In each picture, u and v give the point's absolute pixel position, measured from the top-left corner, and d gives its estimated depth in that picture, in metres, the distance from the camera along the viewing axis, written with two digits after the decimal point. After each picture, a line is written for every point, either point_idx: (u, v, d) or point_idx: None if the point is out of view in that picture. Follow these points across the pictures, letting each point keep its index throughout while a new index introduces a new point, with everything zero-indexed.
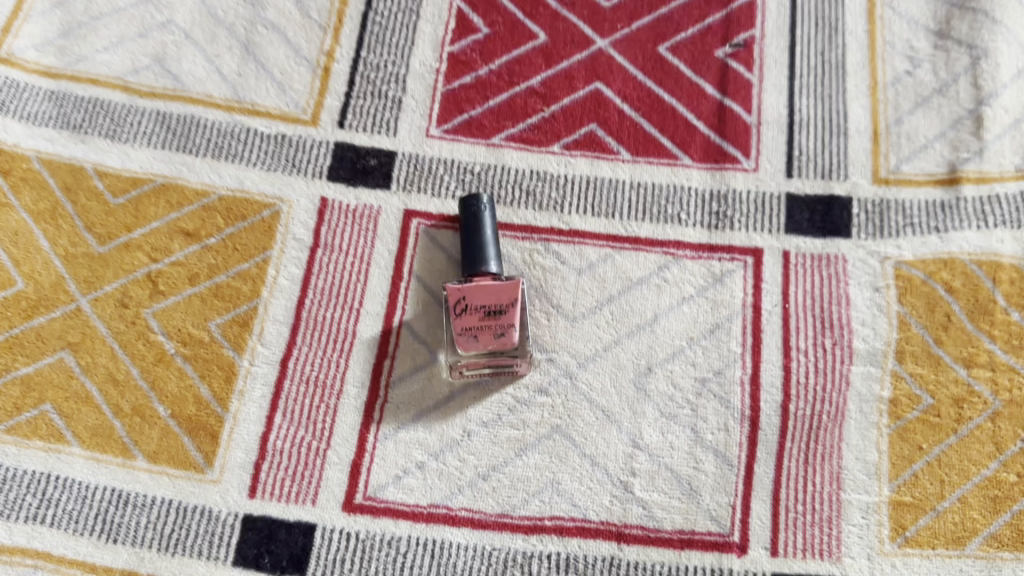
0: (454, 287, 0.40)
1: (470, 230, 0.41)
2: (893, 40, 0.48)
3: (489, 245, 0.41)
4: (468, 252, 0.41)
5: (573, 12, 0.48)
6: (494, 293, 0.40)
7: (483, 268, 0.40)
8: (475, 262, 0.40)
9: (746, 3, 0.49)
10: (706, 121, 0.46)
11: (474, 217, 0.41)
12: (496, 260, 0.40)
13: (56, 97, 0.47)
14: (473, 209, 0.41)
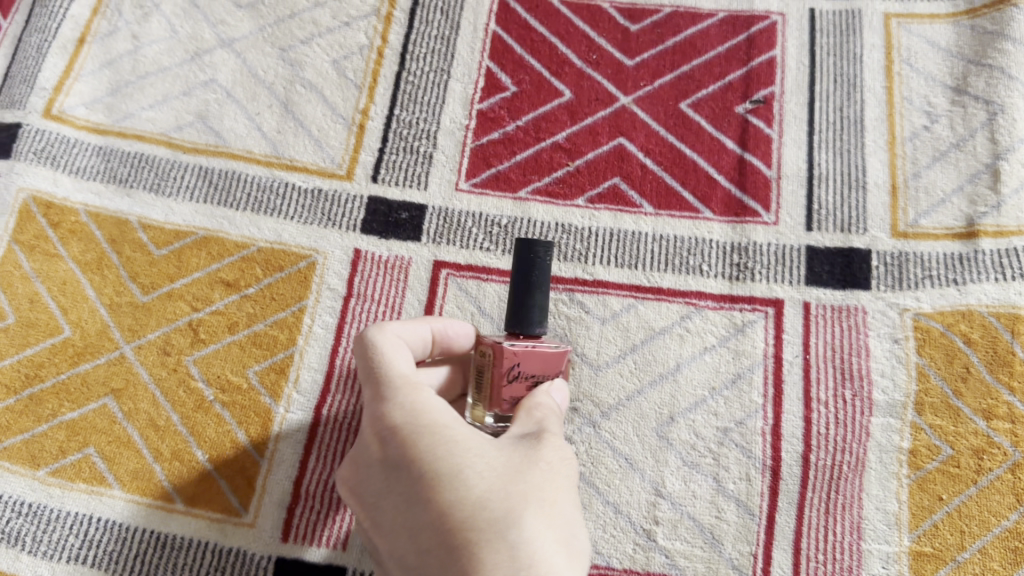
0: (510, 351, 0.35)
1: (523, 280, 0.35)
2: (910, 96, 0.49)
3: (541, 305, 0.35)
4: (517, 306, 0.35)
5: (597, 70, 0.50)
6: (547, 363, 0.36)
7: (530, 331, 0.35)
8: (523, 323, 0.35)
9: (766, 60, 0.50)
10: (726, 175, 0.48)
11: (532, 266, 0.35)
12: (544, 320, 0.36)
13: (103, 151, 0.49)
14: (532, 254, 0.35)
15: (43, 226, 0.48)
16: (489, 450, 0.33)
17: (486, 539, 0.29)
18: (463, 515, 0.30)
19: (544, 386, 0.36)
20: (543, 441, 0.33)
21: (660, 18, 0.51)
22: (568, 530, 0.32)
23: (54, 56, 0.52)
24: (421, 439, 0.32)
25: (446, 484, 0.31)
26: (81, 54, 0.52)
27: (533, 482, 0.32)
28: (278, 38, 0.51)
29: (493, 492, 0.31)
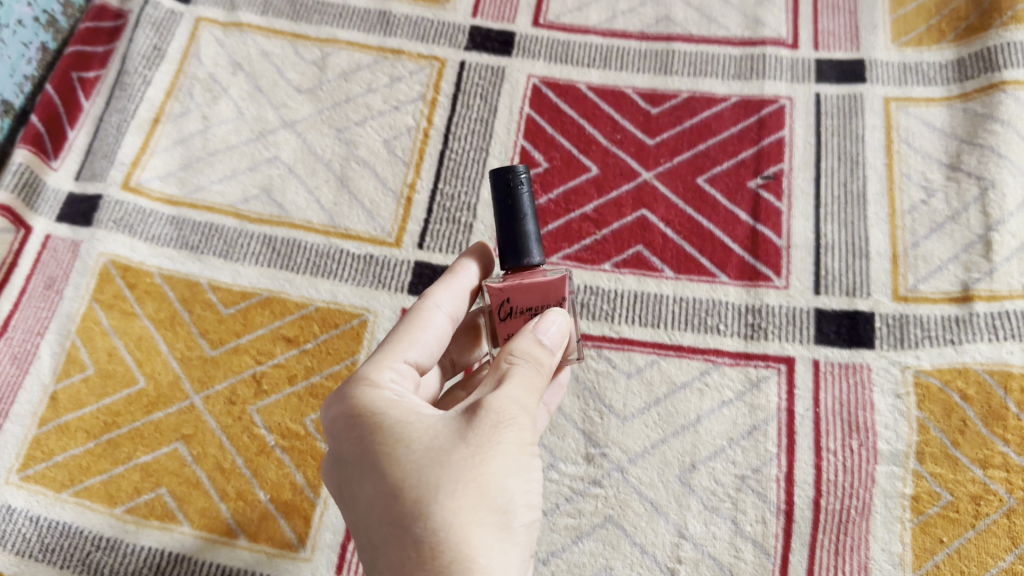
0: (501, 290, 0.39)
1: (506, 209, 0.37)
2: (909, 172, 0.54)
3: (530, 231, 0.37)
4: (509, 238, 0.37)
5: (622, 149, 0.56)
6: (540, 294, 0.39)
7: (527, 260, 0.38)
8: (519, 253, 0.37)
9: (776, 140, 0.56)
10: (741, 244, 0.52)
11: (510, 193, 0.37)
12: (538, 249, 0.38)
13: (177, 221, 0.55)
14: (507, 179, 0.37)
15: (121, 287, 0.53)
16: (421, 429, 0.34)
17: (401, 532, 0.32)
18: (383, 509, 0.32)
19: (523, 334, 0.37)
20: (479, 411, 0.34)
21: (678, 102, 0.58)
22: (498, 502, 0.32)
23: (132, 134, 0.59)
24: (354, 430, 0.35)
25: (369, 476, 0.33)
26: (155, 132, 0.59)
27: (451, 460, 0.32)
28: (334, 120, 0.57)
29: (408, 478, 0.32)
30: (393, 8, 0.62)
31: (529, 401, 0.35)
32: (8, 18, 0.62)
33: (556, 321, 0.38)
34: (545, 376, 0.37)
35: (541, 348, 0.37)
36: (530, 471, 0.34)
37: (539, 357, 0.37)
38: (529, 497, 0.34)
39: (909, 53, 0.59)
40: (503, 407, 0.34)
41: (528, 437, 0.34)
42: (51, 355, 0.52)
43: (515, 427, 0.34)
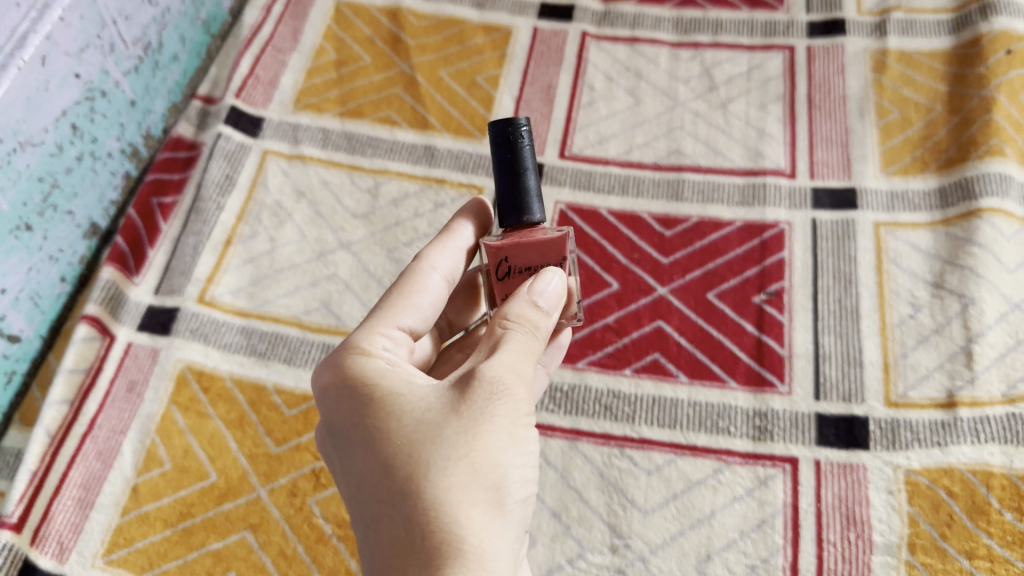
0: (506, 247, 0.45)
1: (508, 167, 0.44)
2: (897, 289, 0.61)
3: (529, 188, 0.44)
4: (513, 193, 0.44)
5: (639, 267, 0.64)
6: (538, 254, 0.46)
7: (528, 216, 0.44)
8: (521, 208, 0.44)
9: (777, 261, 0.63)
10: (748, 351, 0.59)
11: (511, 152, 0.43)
12: (537, 206, 0.44)
13: (246, 331, 0.63)
14: (509, 137, 0.43)
15: (195, 391, 0.61)
16: (416, 404, 0.39)
17: (397, 501, 0.37)
18: (381, 480, 0.38)
19: (519, 300, 0.43)
20: (470, 390, 0.39)
21: (689, 225, 0.66)
22: (488, 477, 0.38)
23: (206, 253, 0.67)
24: (353, 404, 0.40)
25: (368, 451, 0.39)
26: (228, 253, 0.67)
27: (443, 436, 0.37)
28: (386, 242, 0.67)
29: (403, 452, 0.38)
30: (437, 143, 0.72)
31: (522, 368, 0.41)
32: (100, 151, 0.71)
33: (551, 282, 0.44)
34: (536, 345, 0.42)
35: (533, 321, 0.42)
36: (520, 445, 0.39)
37: (529, 327, 0.42)
38: (518, 470, 0.39)
39: (897, 181, 0.66)
40: (492, 384, 0.39)
41: (519, 408, 0.39)
42: (132, 452, 0.58)
43: (506, 395, 0.39)
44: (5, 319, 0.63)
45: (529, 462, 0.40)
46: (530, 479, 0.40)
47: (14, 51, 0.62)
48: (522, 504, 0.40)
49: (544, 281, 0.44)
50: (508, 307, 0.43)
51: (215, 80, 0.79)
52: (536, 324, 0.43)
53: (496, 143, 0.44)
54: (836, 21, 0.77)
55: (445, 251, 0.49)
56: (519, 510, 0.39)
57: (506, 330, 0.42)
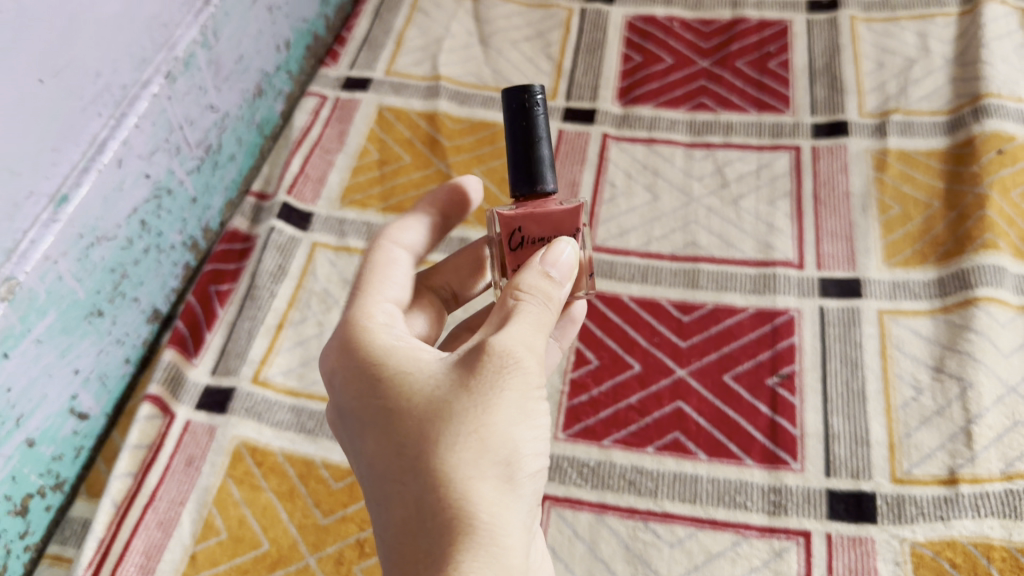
0: (521, 215, 0.50)
1: (525, 138, 0.48)
2: (901, 373, 0.65)
3: (543, 157, 0.48)
4: (527, 162, 0.48)
5: (660, 350, 0.70)
6: (549, 227, 0.51)
7: (541, 185, 0.48)
8: (535, 177, 0.48)
9: (788, 345, 0.68)
10: (762, 431, 0.64)
11: (526, 123, 0.47)
12: (550, 176, 0.49)
13: (296, 409, 0.69)
14: (524, 108, 0.47)
15: (250, 465, 0.66)
16: (425, 383, 0.42)
17: (408, 475, 0.40)
18: (394, 456, 0.41)
19: (531, 273, 0.46)
20: (476, 368, 0.42)
21: (706, 311, 0.72)
22: (498, 454, 0.40)
23: (260, 337, 0.73)
24: (366, 387, 0.44)
25: (381, 431, 0.42)
26: (279, 336, 0.74)
27: (451, 413, 0.40)
28: None
29: (413, 430, 0.41)
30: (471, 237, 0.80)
31: (532, 338, 0.44)
32: (165, 244, 0.78)
33: (562, 254, 0.47)
34: (548, 316, 0.45)
35: (542, 296, 0.45)
36: (528, 421, 0.42)
37: (538, 298, 0.45)
38: (528, 445, 0.42)
39: (898, 272, 0.72)
40: (500, 360, 0.42)
41: (527, 381, 0.42)
42: (190, 522, 0.63)
43: (515, 368, 0.42)
44: (76, 397, 0.69)
45: (539, 436, 0.42)
46: (540, 453, 0.43)
47: (95, 155, 0.69)
48: (532, 478, 0.42)
49: (556, 250, 0.48)
50: (521, 277, 0.46)
51: (267, 177, 0.87)
52: (547, 295, 0.46)
53: (511, 111, 0.48)
54: (839, 123, 0.84)
55: (403, 227, 0.55)
56: (530, 484, 0.42)
57: (517, 302, 0.45)
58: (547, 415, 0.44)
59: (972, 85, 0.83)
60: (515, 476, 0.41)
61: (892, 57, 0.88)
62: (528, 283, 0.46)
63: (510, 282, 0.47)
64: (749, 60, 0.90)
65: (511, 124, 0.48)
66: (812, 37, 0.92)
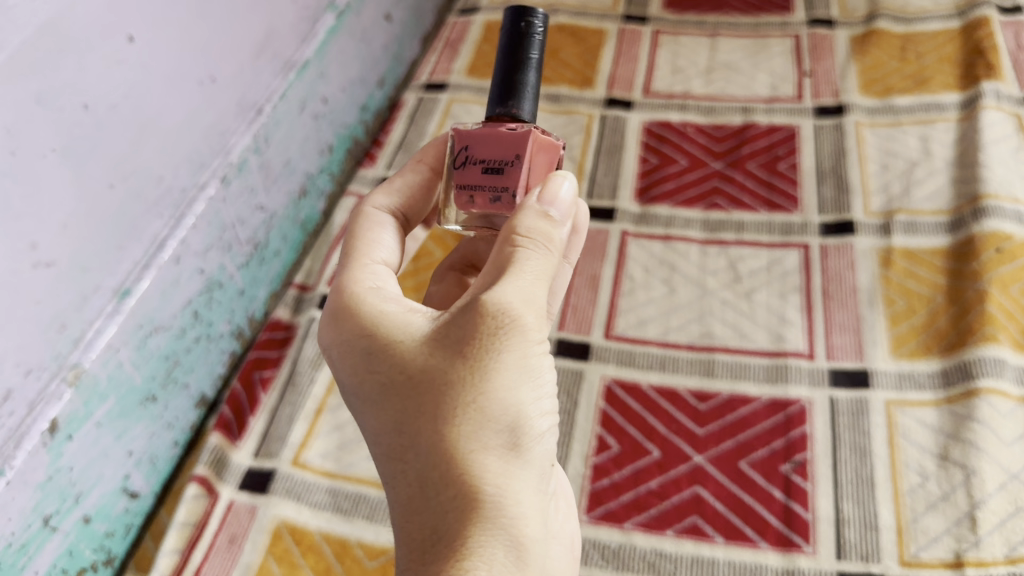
0: (471, 135, 0.56)
1: (514, 61, 0.54)
2: (908, 461, 0.69)
3: (525, 82, 0.54)
4: (511, 86, 0.54)
5: (678, 437, 0.74)
6: (494, 150, 0.55)
7: (517, 110, 0.54)
8: (514, 101, 0.54)
9: (801, 434, 0.72)
10: (777, 515, 0.68)
11: (519, 47, 0.54)
12: (528, 105, 0.54)
13: (332, 490, 0.73)
14: (522, 30, 0.53)
15: (289, 543, 0.70)
16: (421, 355, 0.46)
17: (414, 447, 0.44)
18: (398, 429, 0.45)
19: (529, 215, 0.49)
20: (472, 338, 0.45)
21: (721, 400, 0.76)
22: (499, 423, 0.44)
23: (300, 421, 0.78)
24: (366, 363, 0.47)
25: (383, 406, 0.46)
26: (318, 420, 0.78)
27: (449, 386, 0.44)
28: None
29: (414, 405, 0.45)
30: None
31: (526, 289, 0.47)
32: (214, 332, 0.84)
33: (558, 193, 0.51)
34: (549, 258, 0.49)
35: (537, 244, 0.49)
36: (526, 383, 0.46)
37: (536, 246, 0.49)
38: (528, 406, 0.46)
39: (904, 363, 0.76)
40: (498, 326, 0.45)
41: (522, 342, 0.46)
42: None
43: (512, 329, 0.45)
44: (129, 477, 0.75)
45: (537, 396, 0.46)
46: (541, 414, 0.47)
47: (154, 253, 0.75)
48: (536, 437, 0.46)
49: (553, 188, 0.51)
50: (520, 219, 0.49)
51: (308, 269, 0.93)
52: (547, 238, 0.49)
53: (509, 34, 0.54)
54: (845, 222, 0.89)
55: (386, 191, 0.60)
56: (534, 444, 0.46)
57: (514, 251, 0.48)
58: (545, 371, 0.47)
59: (972, 187, 0.88)
60: (518, 442, 0.45)
61: (896, 160, 0.94)
62: (526, 228, 0.49)
63: (508, 222, 0.50)
64: (759, 162, 0.96)
65: (507, 44, 0.54)
66: (819, 141, 0.98)
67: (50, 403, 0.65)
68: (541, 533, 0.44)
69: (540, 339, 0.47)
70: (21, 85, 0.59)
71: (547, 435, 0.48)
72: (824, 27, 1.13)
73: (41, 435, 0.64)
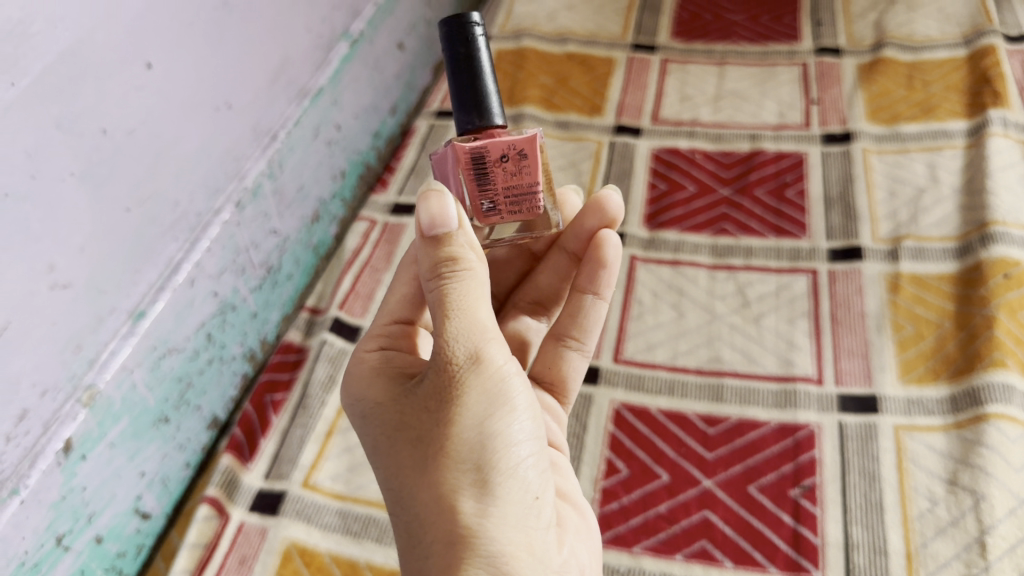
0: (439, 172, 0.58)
1: (469, 76, 0.55)
2: (916, 485, 0.69)
3: (486, 94, 0.55)
4: (474, 99, 0.55)
5: (687, 461, 0.74)
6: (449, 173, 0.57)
7: (489, 121, 0.55)
8: (485, 114, 0.55)
9: (810, 459, 0.73)
10: (786, 540, 0.68)
11: (467, 62, 0.54)
12: (496, 114, 0.56)
13: (342, 512, 0.74)
14: (464, 52, 0.54)
15: (298, 565, 0.70)
16: (400, 414, 0.51)
17: (401, 500, 0.49)
18: (388, 485, 0.50)
19: (428, 246, 0.51)
20: (434, 392, 0.49)
21: (730, 425, 0.76)
22: (466, 463, 0.48)
23: (310, 443, 0.79)
24: (364, 430, 0.53)
25: (377, 465, 0.51)
26: (329, 442, 0.79)
27: (420, 441, 0.49)
28: None
29: (396, 462, 0.50)
30: None
31: (463, 323, 0.49)
32: (226, 354, 0.85)
33: (436, 203, 0.50)
34: (480, 283, 0.51)
35: (463, 274, 0.50)
36: (492, 419, 0.49)
37: (455, 276, 0.50)
38: (497, 438, 0.49)
39: (913, 389, 0.76)
40: (450, 374, 0.49)
41: (480, 379, 0.49)
42: None
43: (467, 369, 0.49)
44: (141, 498, 0.75)
45: (506, 428, 0.50)
46: (515, 444, 0.50)
47: (170, 275, 0.76)
48: (513, 465, 0.49)
49: (430, 201, 0.50)
50: (429, 254, 0.51)
51: (320, 293, 0.94)
52: (469, 265, 0.51)
53: (453, 50, 0.54)
54: (853, 248, 0.89)
55: None
56: (511, 473, 0.49)
57: (446, 288, 0.50)
58: (512, 400, 0.50)
59: (979, 213, 0.89)
60: (490, 477, 0.48)
61: (903, 187, 0.95)
62: (444, 259, 0.50)
63: (425, 258, 0.51)
64: (767, 189, 0.97)
65: (455, 66, 0.55)
66: (827, 168, 0.99)
67: (64, 423, 0.66)
68: (527, 561, 0.47)
69: (497, 367, 0.50)
70: (41, 110, 0.60)
71: (529, 459, 0.51)
72: (832, 55, 1.14)
73: (56, 454, 0.65)
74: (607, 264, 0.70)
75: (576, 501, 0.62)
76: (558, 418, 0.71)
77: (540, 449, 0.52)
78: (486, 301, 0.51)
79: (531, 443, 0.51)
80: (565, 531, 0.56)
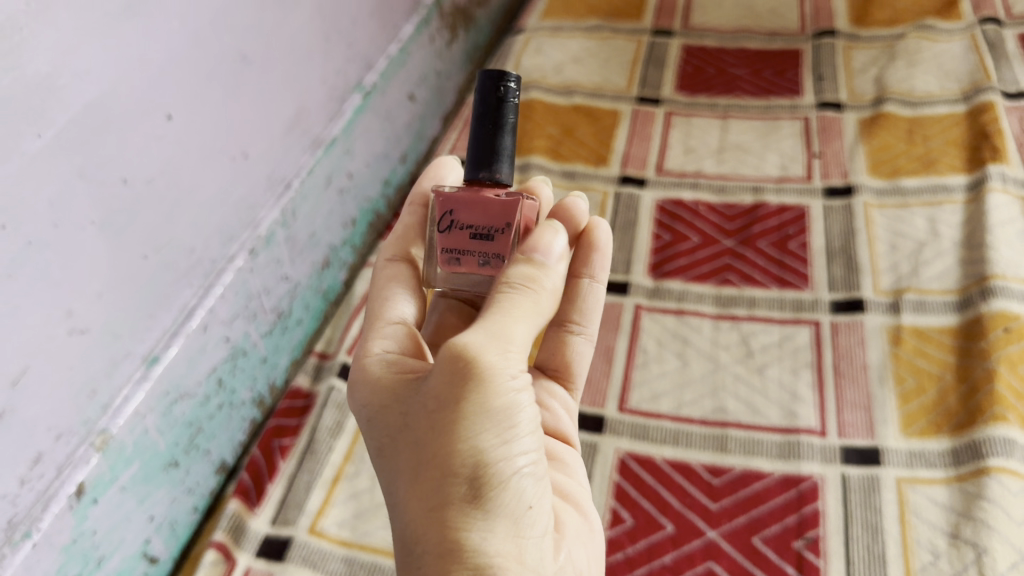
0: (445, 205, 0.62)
1: (492, 126, 0.60)
2: (919, 538, 0.70)
3: (503, 148, 0.61)
4: (491, 147, 0.61)
5: (691, 512, 0.75)
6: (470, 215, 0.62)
7: (496, 174, 0.61)
8: (494, 166, 0.61)
9: (813, 510, 0.73)
10: None
11: (495, 111, 0.60)
12: (507, 170, 0.62)
13: (348, 558, 0.74)
14: (494, 104, 0.60)
15: None
16: (405, 417, 0.52)
17: (399, 503, 0.51)
18: (390, 486, 0.52)
19: (518, 264, 0.56)
20: (436, 396, 0.50)
21: (734, 475, 0.77)
22: (460, 473, 0.49)
23: (317, 489, 0.80)
24: (371, 429, 0.55)
25: (381, 466, 0.53)
26: (335, 489, 0.80)
27: (419, 448, 0.50)
28: None
29: (398, 466, 0.51)
30: None
31: (495, 325, 0.52)
32: (236, 399, 0.86)
33: (557, 242, 0.58)
34: (531, 301, 0.54)
35: (518, 292, 0.54)
36: (490, 430, 0.50)
37: (521, 288, 0.54)
38: (493, 449, 0.50)
39: (915, 442, 0.77)
40: (452, 379, 0.50)
41: (484, 387, 0.49)
42: None
43: (471, 376, 0.49)
44: (149, 542, 0.76)
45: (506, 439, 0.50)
46: (512, 455, 0.50)
47: (184, 321, 0.77)
48: (509, 478, 0.50)
49: (544, 239, 0.57)
50: (509, 270, 0.55)
51: (329, 338, 0.96)
52: (530, 284, 0.55)
53: (485, 99, 0.60)
54: (855, 300, 0.91)
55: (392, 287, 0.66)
56: (507, 486, 0.50)
57: (498, 298, 0.54)
58: (516, 411, 0.51)
59: (979, 267, 0.90)
60: (483, 489, 0.49)
61: (904, 240, 0.96)
62: (519, 274, 0.55)
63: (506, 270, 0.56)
64: (770, 241, 0.99)
65: (484, 112, 0.60)
66: (829, 221, 1.01)
67: (78, 466, 0.67)
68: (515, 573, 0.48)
69: (510, 376, 0.51)
70: (65, 160, 0.63)
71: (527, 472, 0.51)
72: (833, 110, 1.17)
73: (68, 498, 0.66)
74: (598, 249, 0.71)
75: (578, 502, 0.64)
76: (567, 406, 0.73)
77: (537, 459, 0.53)
78: (537, 320, 0.55)
79: (529, 455, 0.52)
80: (562, 535, 0.57)
